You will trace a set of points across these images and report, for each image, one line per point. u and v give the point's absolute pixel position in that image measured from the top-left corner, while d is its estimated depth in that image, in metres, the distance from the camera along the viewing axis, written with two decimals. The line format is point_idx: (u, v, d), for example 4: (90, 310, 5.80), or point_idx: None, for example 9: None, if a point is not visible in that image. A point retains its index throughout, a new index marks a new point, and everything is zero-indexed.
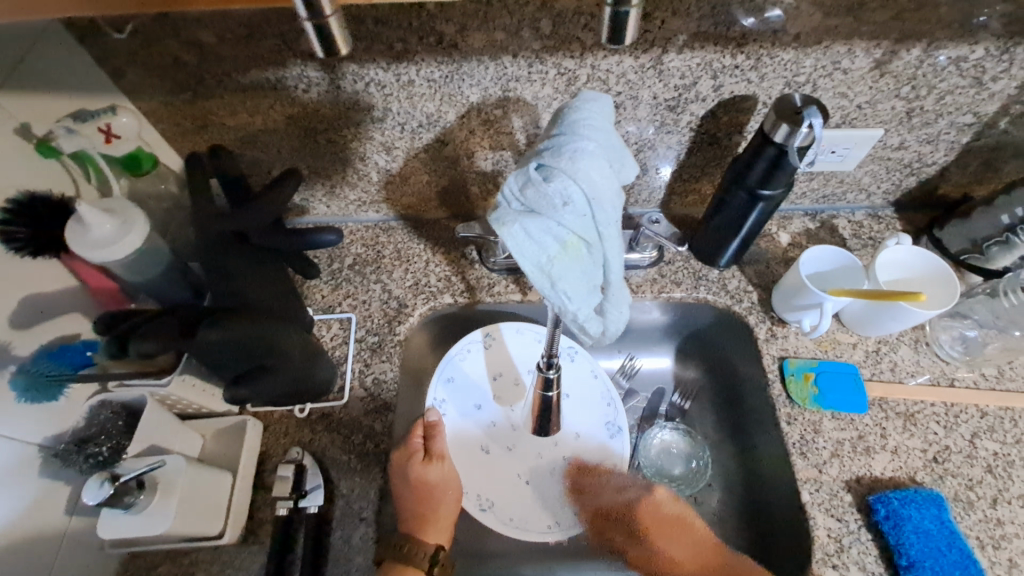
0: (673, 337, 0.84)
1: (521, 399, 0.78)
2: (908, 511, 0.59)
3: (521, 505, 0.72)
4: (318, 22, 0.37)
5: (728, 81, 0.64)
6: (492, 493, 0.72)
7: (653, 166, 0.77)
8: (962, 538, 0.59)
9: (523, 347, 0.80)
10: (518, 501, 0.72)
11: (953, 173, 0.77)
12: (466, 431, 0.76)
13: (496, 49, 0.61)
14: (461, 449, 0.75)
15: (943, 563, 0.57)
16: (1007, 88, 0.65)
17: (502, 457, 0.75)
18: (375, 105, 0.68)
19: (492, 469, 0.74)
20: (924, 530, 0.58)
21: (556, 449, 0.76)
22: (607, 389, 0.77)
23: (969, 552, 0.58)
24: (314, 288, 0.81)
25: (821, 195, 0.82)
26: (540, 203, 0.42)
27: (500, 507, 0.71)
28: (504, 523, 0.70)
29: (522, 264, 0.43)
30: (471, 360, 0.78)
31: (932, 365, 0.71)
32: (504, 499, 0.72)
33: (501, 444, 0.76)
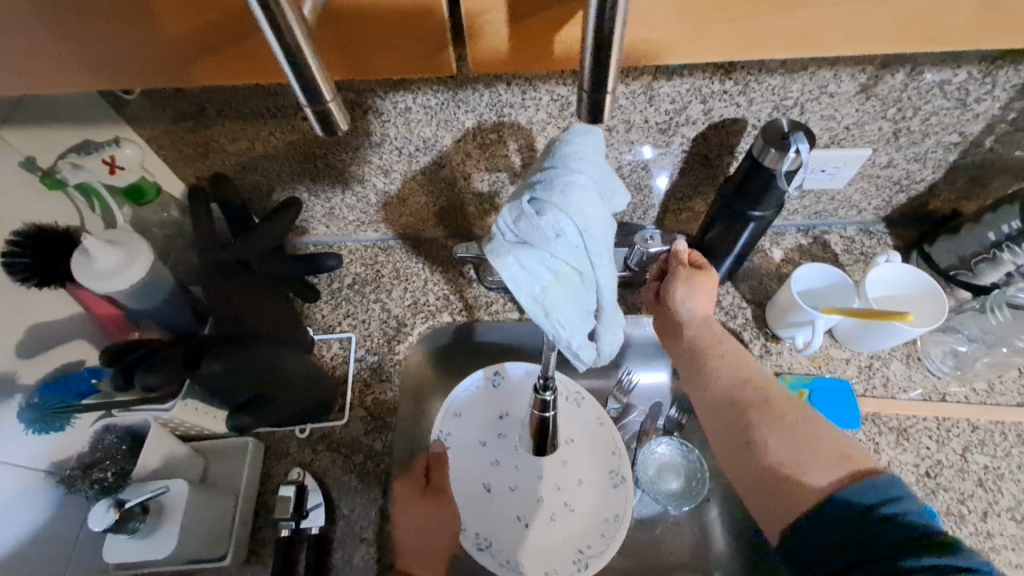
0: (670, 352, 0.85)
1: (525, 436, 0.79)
2: None
3: (521, 546, 0.73)
4: (319, 107, 0.38)
5: (717, 105, 0.66)
6: (490, 532, 0.73)
7: (646, 185, 0.78)
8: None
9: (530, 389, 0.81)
10: (517, 543, 0.73)
11: (942, 189, 0.78)
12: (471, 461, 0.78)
13: (490, 77, 0.62)
14: (463, 487, 0.76)
15: None
16: (991, 109, 0.66)
17: (503, 496, 0.76)
18: (372, 130, 0.70)
19: (494, 507, 0.75)
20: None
21: (557, 494, 0.76)
22: (613, 437, 0.77)
23: None
24: (314, 308, 0.82)
25: (812, 211, 0.83)
26: (532, 236, 0.43)
27: (498, 548, 0.72)
28: (500, 565, 0.70)
29: (516, 294, 0.44)
30: (479, 397, 0.80)
31: (924, 379, 0.72)
32: (504, 540, 0.72)
33: (503, 483, 0.77)
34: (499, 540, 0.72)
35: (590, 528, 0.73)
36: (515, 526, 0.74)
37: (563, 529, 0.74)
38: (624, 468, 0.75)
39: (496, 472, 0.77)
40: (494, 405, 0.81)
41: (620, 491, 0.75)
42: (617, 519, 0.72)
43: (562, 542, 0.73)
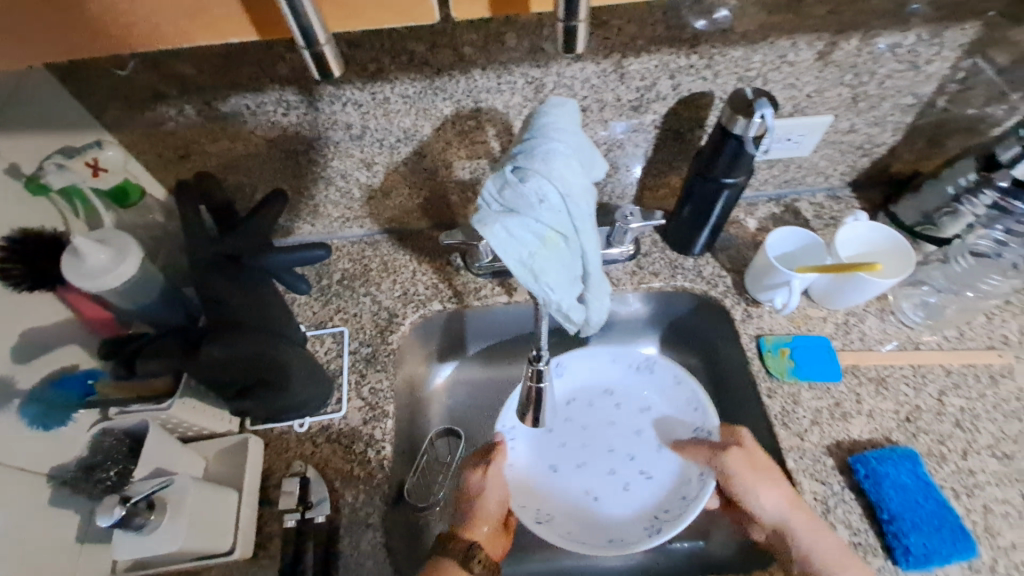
0: (657, 326, 0.88)
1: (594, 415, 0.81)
2: (886, 468, 0.64)
3: (588, 518, 0.74)
4: (314, 50, 0.40)
5: (685, 80, 0.68)
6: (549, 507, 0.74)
7: (623, 164, 0.81)
8: (938, 490, 0.63)
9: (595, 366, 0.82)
10: (584, 515, 0.74)
11: (902, 151, 0.82)
12: (541, 443, 0.79)
13: (465, 64, 0.64)
14: (532, 473, 0.76)
15: (921, 514, 0.61)
16: (941, 69, 0.70)
17: (570, 474, 0.77)
18: (353, 123, 0.71)
19: (561, 486, 0.76)
20: (901, 483, 0.63)
21: (632, 463, 0.78)
22: (693, 394, 0.76)
23: (945, 502, 0.62)
24: (305, 305, 0.83)
25: (782, 181, 0.87)
26: (518, 203, 0.45)
27: (557, 521, 0.73)
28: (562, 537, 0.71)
29: (506, 261, 0.46)
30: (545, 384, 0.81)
31: (898, 331, 0.75)
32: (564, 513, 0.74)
33: (569, 462, 0.78)
34: (561, 515, 0.74)
35: (672, 495, 0.74)
36: (585, 501, 0.75)
37: (639, 499, 0.75)
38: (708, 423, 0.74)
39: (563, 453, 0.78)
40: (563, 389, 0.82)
41: None
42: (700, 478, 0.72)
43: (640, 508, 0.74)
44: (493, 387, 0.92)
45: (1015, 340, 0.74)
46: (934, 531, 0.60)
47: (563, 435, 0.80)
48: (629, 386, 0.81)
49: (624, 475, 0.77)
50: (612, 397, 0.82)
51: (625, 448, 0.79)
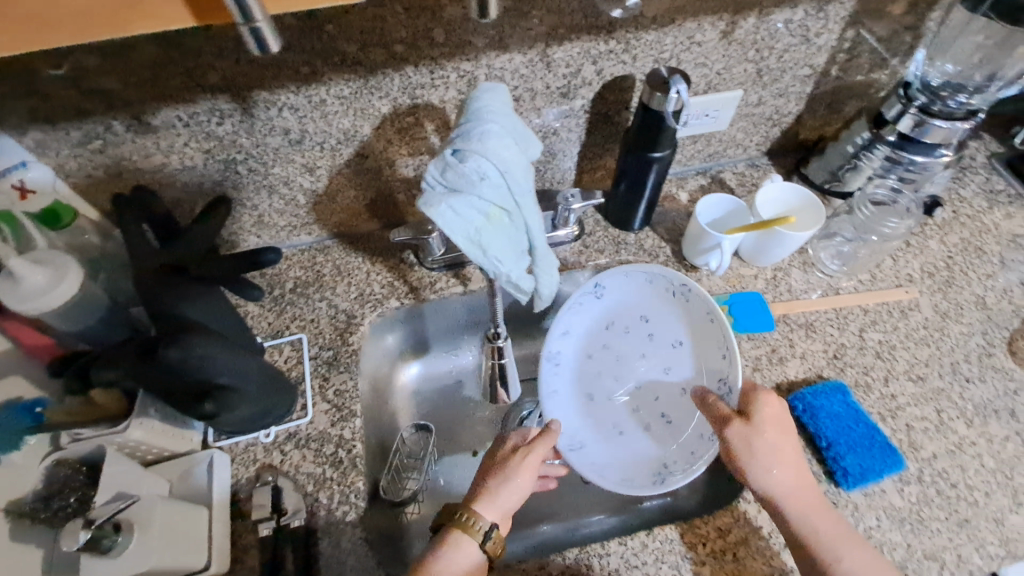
0: None
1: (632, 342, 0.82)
2: (820, 401, 0.70)
3: (611, 447, 0.78)
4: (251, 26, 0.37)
5: (606, 65, 0.73)
6: (582, 435, 0.78)
7: (559, 150, 0.85)
8: (865, 414, 0.70)
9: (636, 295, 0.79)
10: (610, 444, 0.78)
11: (806, 119, 0.91)
12: (580, 373, 0.83)
13: (398, 61, 0.66)
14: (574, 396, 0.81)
15: (854, 437, 0.68)
16: (829, 41, 0.78)
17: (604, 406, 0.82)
18: (291, 128, 0.71)
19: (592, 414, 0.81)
20: (833, 412, 0.69)
21: (656, 403, 0.80)
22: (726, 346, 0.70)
23: (872, 424, 0.69)
24: (259, 317, 0.82)
25: (706, 155, 0.94)
26: (460, 182, 0.48)
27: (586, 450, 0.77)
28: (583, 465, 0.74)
29: (454, 238, 0.48)
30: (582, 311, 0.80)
31: (819, 280, 0.83)
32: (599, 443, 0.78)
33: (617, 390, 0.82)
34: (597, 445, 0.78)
35: (688, 442, 0.74)
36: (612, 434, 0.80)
37: (657, 436, 0.77)
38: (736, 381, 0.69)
39: (606, 381, 0.83)
40: (603, 314, 0.82)
41: None
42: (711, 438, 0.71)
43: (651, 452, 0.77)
44: (457, 380, 0.94)
45: (919, 276, 0.83)
46: (865, 449, 0.67)
47: (598, 364, 0.83)
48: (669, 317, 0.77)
49: (650, 413, 0.80)
50: (646, 326, 0.80)
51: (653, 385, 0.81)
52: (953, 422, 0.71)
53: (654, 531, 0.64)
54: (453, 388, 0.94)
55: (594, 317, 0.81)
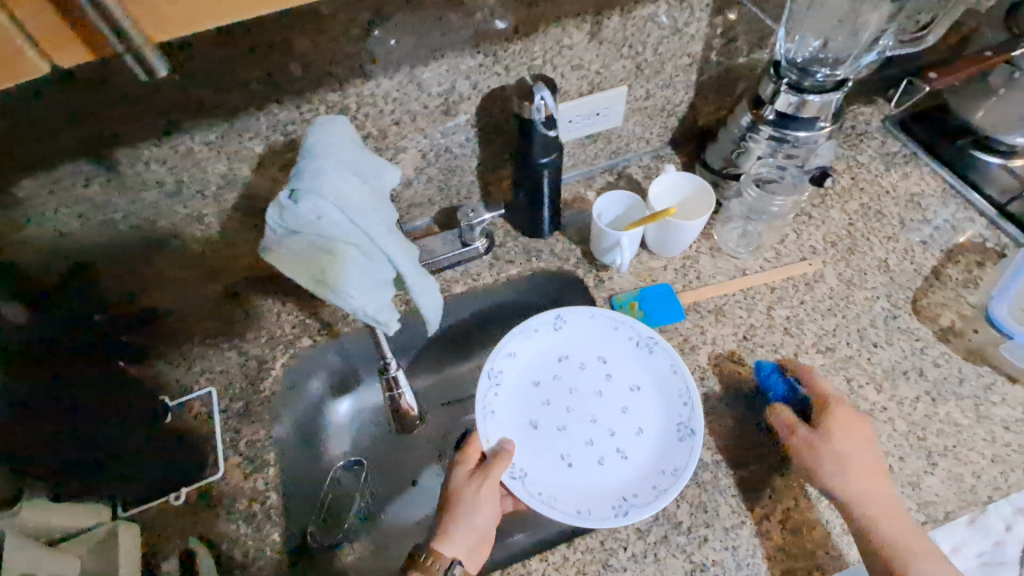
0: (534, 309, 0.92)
1: (585, 379, 0.75)
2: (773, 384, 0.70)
3: (555, 482, 0.68)
4: None
5: (480, 78, 0.73)
6: (522, 463, 0.69)
7: (457, 167, 0.85)
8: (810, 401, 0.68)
9: (596, 328, 0.76)
10: (554, 478, 0.69)
11: (701, 105, 0.92)
12: (526, 400, 0.74)
13: (259, 100, 0.65)
14: (516, 423, 0.72)
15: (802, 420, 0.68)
16: (701, 29, 0.79)
17: (551, 436, 0.72)
18: (166, 180, 0.70)
19: (537, 446, 0.71)
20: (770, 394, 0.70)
21: (609, 440, 0.72)
22: (688, 387, 0.70)
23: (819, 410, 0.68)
24: (167, 375, 0.80)
25: (609, 152, 0.94)
26: (297, 223, 0.46)
27: (529, 479, 0.68)
28: (529, 495, 0.66)
29: (298, 281, 0.48)
30: (537, 336, 0.76)
31: (727, 264, 0.83)
32: (541, 475, 0.69)
33: (562, 420, 0.73)
34: (538, 476, 0.68)
35: (639, 482, 0.67)
36: (560, 467, 0.70)
37: (606, 475, 0.69)
38: (695, 420, 0.68)
39: (552, 409, 0.74)
40: (554, 345, 0.77)
41: (687, 446, 0.68)
42: (675, 474, 0.66)
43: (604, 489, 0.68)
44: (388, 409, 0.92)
45: (822, 248, 0.84)
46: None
47: (548, 392, 0.75)
48: (630, 356, 0.75)
49: (602, 449, 0.71)
50: (603, 364, 0.76)
51: (605, 421, 0.73)
52: (863, 389, 0.72)
53: (574, 543, 0.63)
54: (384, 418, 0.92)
55: (546, 346, 0.76)
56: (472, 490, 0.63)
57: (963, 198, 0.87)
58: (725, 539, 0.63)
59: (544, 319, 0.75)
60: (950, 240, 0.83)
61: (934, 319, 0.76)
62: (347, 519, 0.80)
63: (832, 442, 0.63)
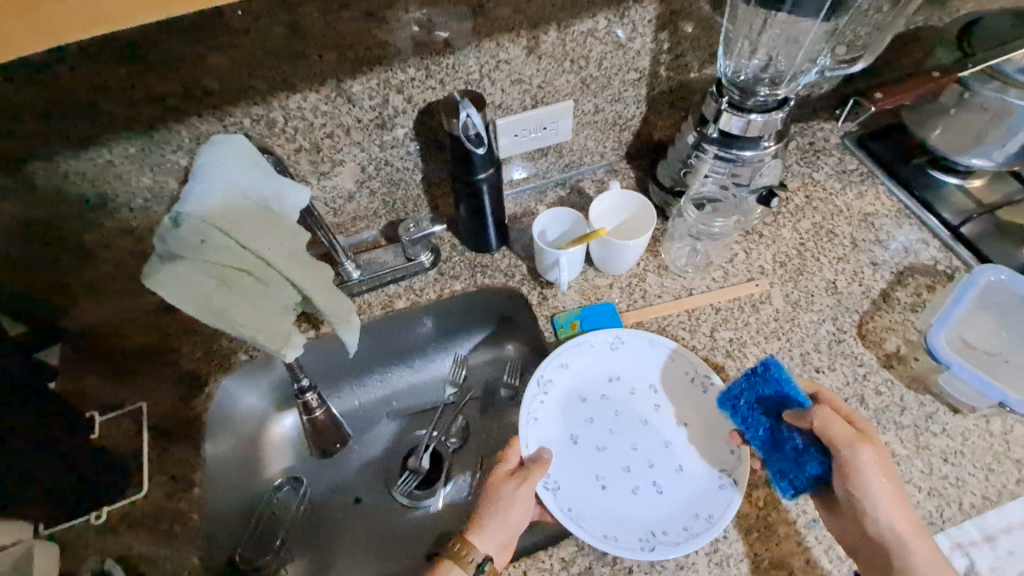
0: (481, 324, 0.91)
1: (635, 408, 0.73)
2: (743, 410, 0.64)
3: (590, 503, 0.66)
4: None
5: (414, 92, 0.71)
6: (560, 476, 0.67)
7: (400, 180, 0.83)
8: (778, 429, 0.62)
9: (650, 356, 0.74)
10: (589, 500, 0.66)
11: (653, 120, 0.90)
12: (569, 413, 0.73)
13: (178, 113, 0.64)
14: (555, 438, 0.70)
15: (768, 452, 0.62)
16: (645, 44, 0.78)
17: (591, 457, 0.70)
18: (87, 193, 0.68)
19: (575, 463, 0.69)
20: (759, 400, 0.63)
21: (649, 472, 0.69)
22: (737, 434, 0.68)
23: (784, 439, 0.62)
24: (96, 389, 0.78)
25: (561, 165, 0.92)
26: (179, 247, 0.44)
27: (563, 493, 0.66)
28: (561, 509, 0.64)
29: (184, 308, 0.45)
30: (590, 353, 0.75)
31: (671, 283, 0.81)
32: (576, 494, 0.66)
33: (603, 444, 0.71)
34: (573, 494, 0.66)
35: (673, 518, 0.65)
36: (593, 488, 0.67)
37: (642, 505, 0.66)
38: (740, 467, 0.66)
39: (596, 430, 0.72)
40: (608, 366, 0.75)
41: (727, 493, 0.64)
42: (709, 520, 0.63)
43: (634, 519, 0.65)
44: None
45: (770, 268, 0.82)
46: (802, 449, 0.61)
47: (593, 411, 0.73)
48: (684, 391, 0.73)
49: (637, 477, 0.68)
50: (653, 395, 0.73)
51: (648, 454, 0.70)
52: None
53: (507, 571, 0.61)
54: None
55: (599, 365, 0.75)
56: (508, 489, 0.62)
57: (917, 218, 0.86)
58: (651, 571, 0.62)
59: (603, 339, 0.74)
60: (902, 262, 0.82)
61: (879, 344, 0.75)
62: (277, 538, 0.78)
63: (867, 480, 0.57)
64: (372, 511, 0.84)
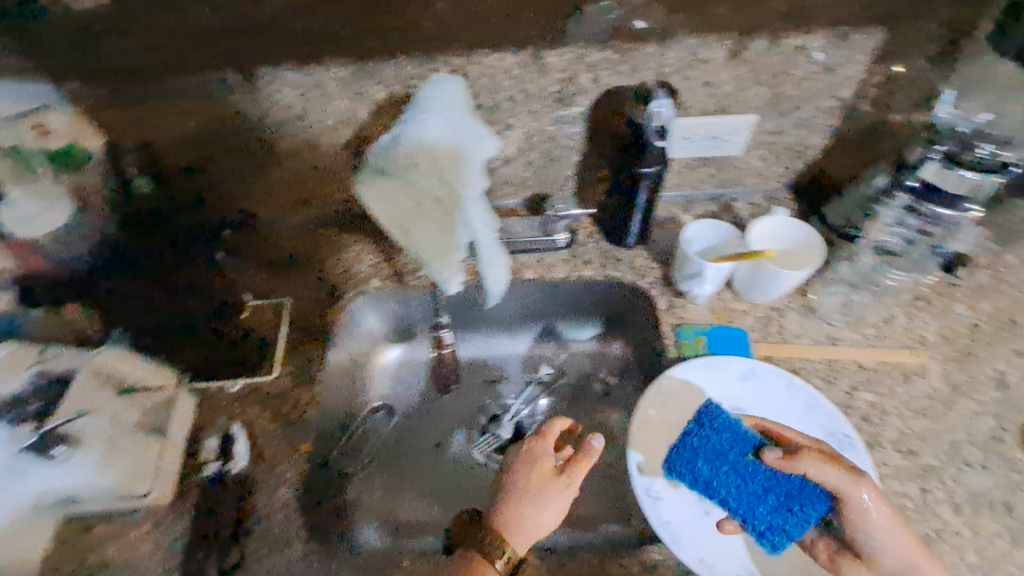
0: (596, 316, 0.92)
1: None
2: (683, 468, 0.63)
3: (692, 527, 0.64)
4: None
5: (604, 73, 0.72)
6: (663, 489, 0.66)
7: (559, 157, 0.84)
8: (757, 466, 0.61)
9: (785, 396, 0.70)
10: (691, 522, 0.64)
11: (834, 155, 0.84)
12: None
13: (392, 49, 0.69)
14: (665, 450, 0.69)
15: (761, 506, 0.59)
16: (855, 72, 0.72)
17: None
18: (293, 104, 0.75)
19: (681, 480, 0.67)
20: (715, 456, 0.62)
21: None
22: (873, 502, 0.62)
23: (760, 478, 0.60)
24: (250, 278, 0.87)
25: (719, 180, 0.89)
26: (390, 165, 0.50)
27: (663, 507, 0.64)
28: (660, 522, 0.62)
29: (380, 216, 0.51)
30: (720, 377, 0.72)
31: (816, 327, 0.76)
32: (677, 512, 0.64)
33: None
34: (675, 511, 0.64)
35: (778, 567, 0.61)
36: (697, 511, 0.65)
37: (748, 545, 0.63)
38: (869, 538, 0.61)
39: None
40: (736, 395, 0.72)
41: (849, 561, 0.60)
42: None
43: (736, 555, 0.62)
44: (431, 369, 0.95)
45: (933, 340, 0.74)
46: (794, 493, 0.59)
47: None
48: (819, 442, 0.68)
49: None
50: None
51: None
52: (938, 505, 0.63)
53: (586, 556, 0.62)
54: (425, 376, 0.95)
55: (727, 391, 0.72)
56: (546, 495, 0.61)
57: None
58: None
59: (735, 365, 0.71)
60: None
61: None
62: (364, 452, 0.85)
63: (865, 525, 0.56)
64: (453, 459, 0.87)
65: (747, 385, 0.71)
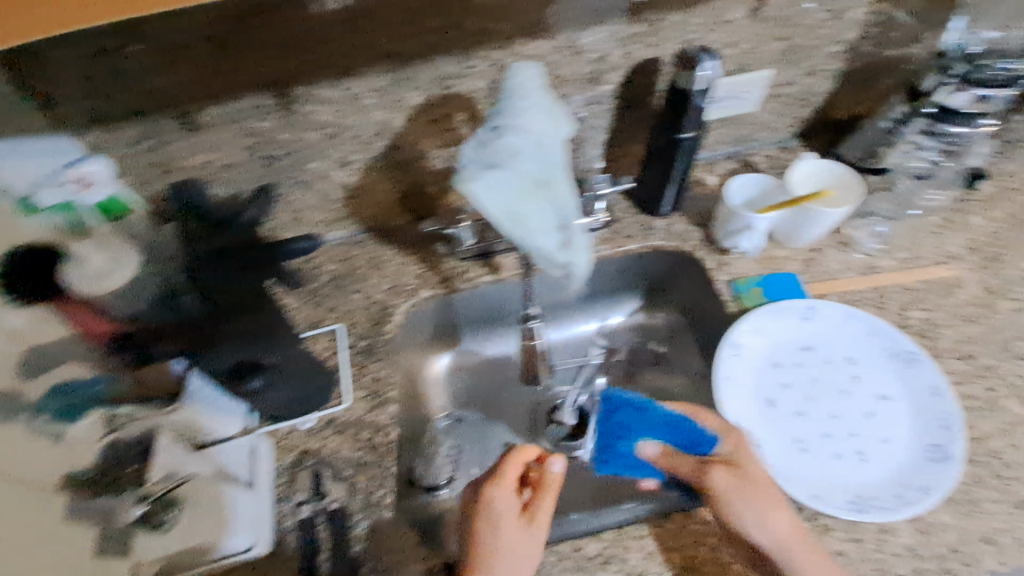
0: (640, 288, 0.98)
1: (829, 379, 0.75)
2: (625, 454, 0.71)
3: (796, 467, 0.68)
4: None
5: (635, 48, 0.74)
6: (761, 436, 0.71)
7: (590, 138, 0.86)
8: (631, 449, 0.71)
9: (835, 327, 0.77)
10: (795, 463, 0.69)
11: (842, 98, 0.90)
12: (764, 380, 0.75)
13: (429, 51, 0.68)
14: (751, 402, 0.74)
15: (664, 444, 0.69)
16: (861, 15, 0.77)
17: (788, 421, 0.73)
18: (327, 121, 0.73)
19: (773, 425, 0.72)
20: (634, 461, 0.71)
21: (850, 438, 0.71)
22: (947, 411, 0.68)
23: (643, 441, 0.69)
24: (298, 311, 0.84)
25: (734, 139, 0.93)
26: (493, 158, 0.51)
27: (768, 451, 0.69)
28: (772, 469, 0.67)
29: (489, 212, 0.52)
30: (785, 322, 0.77)
31: (857, 260, 0.83)
32: (779, 454, 0.69)
33: (791, 409, 0.74)
34: (776, 453, 0.69)
35: (879, 487, 0.65)
36: (794, 450, 0.70)
37: (852, 472, 0.68)
38: (953, 446, 0.65)
39: (786, 394, 0.75)
40: (796, 336, 0.77)
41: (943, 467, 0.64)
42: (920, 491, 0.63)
43: (842, 483, 0.66)
44: (494, 365, 0.96)
45: (962, 253, 0.84)
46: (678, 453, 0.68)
47: (788, 377, 0.76)
48: (886, 370, 0.73)
49: (840, 444, 0.70)
50: (852, 367, 0.75)
51: (845, 425, 0.72)
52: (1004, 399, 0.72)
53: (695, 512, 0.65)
54: (481, 373, 0.96)
55: (789, 335, 0.78)
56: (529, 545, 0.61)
57: None
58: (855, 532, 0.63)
59: (798, 307, 0.77)
60: None
61: None
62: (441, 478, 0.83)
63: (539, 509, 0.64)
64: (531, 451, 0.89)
65: (809, 325, 0.77)
